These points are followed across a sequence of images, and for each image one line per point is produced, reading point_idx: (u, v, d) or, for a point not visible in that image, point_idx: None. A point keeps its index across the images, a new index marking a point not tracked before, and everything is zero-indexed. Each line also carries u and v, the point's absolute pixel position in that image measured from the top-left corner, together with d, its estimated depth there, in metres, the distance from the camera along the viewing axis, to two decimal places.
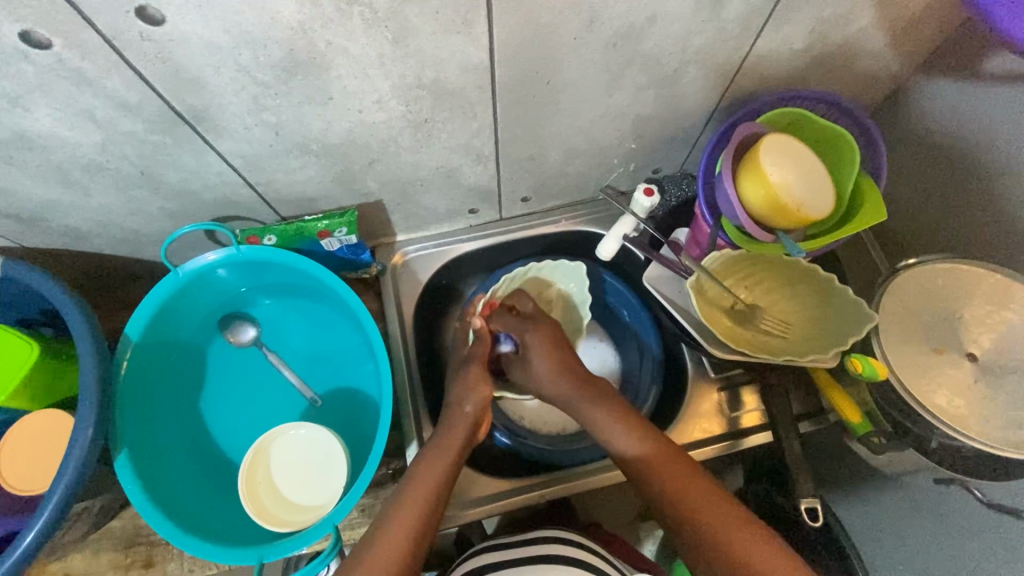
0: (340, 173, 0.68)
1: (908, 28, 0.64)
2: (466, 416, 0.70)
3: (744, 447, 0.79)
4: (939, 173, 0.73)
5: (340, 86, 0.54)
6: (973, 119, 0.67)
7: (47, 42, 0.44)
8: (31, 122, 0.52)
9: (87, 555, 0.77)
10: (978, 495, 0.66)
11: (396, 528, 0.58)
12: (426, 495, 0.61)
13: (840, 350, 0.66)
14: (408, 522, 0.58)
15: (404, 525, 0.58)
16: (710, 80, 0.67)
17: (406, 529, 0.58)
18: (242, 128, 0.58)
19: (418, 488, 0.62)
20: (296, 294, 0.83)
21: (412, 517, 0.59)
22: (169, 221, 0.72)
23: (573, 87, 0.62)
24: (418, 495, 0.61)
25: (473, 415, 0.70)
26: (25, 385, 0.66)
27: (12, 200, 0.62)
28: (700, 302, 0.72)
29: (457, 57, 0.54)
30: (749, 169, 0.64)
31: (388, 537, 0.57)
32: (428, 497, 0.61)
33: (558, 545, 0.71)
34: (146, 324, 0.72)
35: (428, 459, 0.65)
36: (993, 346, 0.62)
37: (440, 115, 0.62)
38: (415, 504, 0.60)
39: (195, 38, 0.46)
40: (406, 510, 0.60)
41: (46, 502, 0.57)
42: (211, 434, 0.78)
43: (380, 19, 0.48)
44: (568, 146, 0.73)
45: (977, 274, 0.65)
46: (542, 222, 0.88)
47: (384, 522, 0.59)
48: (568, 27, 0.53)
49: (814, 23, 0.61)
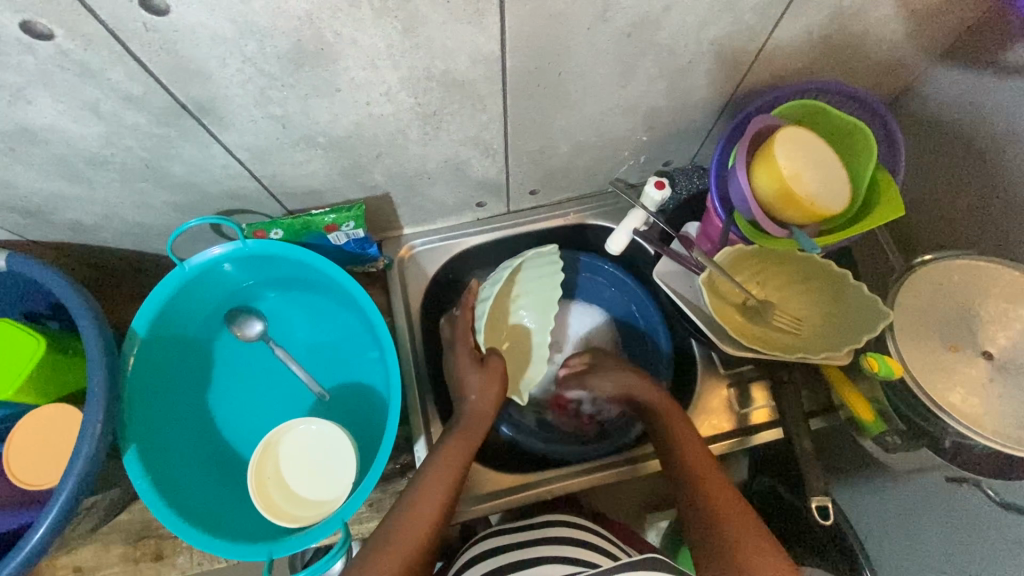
0: (346, 166, 0.67)
1: (929, 19, 0.63)
2: (484, 405, 0.71)
3: (753, 443, 0.79)
4: (956, 166, 0.72)
5: (347, 77, 0.53)
6: (993, 111, 0.65)
7: (49, 33, 0.43)
8: (34, 115, 0.51)
9: (96, 547, 0.77)
10: (990, 494, 0.66)
11: (418, 514, 0.61)
12: (449, 478, 0.65)
13: (853, 347, 0.65)
14: (430, 516, 0.61)
15: (425, 513, 0.61)
16: (723, 72, 0.66)
17: (425, 519, 0.61)
18: (248, 120, 0.57)
19: (440, 478, 0.64)
20: (302, 288, 0.82)
21: (435, 503, 0.63)
22: (174, 214, 0.71)
23: (584, 77, 0.61)
24: (437, 488, 0.64)
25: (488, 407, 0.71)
26: (31, 380, 0.65)
27: (16, 193, 0.61)
28: (710, 297, 0.70)
29: (467, 47, 0.53)
30: (763, 159, 0.63)
31: (405, 531, 0.60)
32: (449, 486, 0.64)
33: (566, 531, 0.71)
34: (152, 319, 0.71)
35: (447, 452, 0.67)
36: (1010, 344, 0.60)
37: (449, 106, 0.61)
38: (439, 493, 0.63)
39: (201, 29, 0.45)
40: (427, 495, 0.63)
41: (56, 495, 0.57)
42: (218, 427, 0.78)
43: (389, 8, 0.46)
44: (578, 138, 0.72)
45: (993, 271, 0.64)
46: (550, 215, 0.87)
47: (401, 512, 0.62)
48: (581, 17, 0.52)
49: (832, 14, 0.59)
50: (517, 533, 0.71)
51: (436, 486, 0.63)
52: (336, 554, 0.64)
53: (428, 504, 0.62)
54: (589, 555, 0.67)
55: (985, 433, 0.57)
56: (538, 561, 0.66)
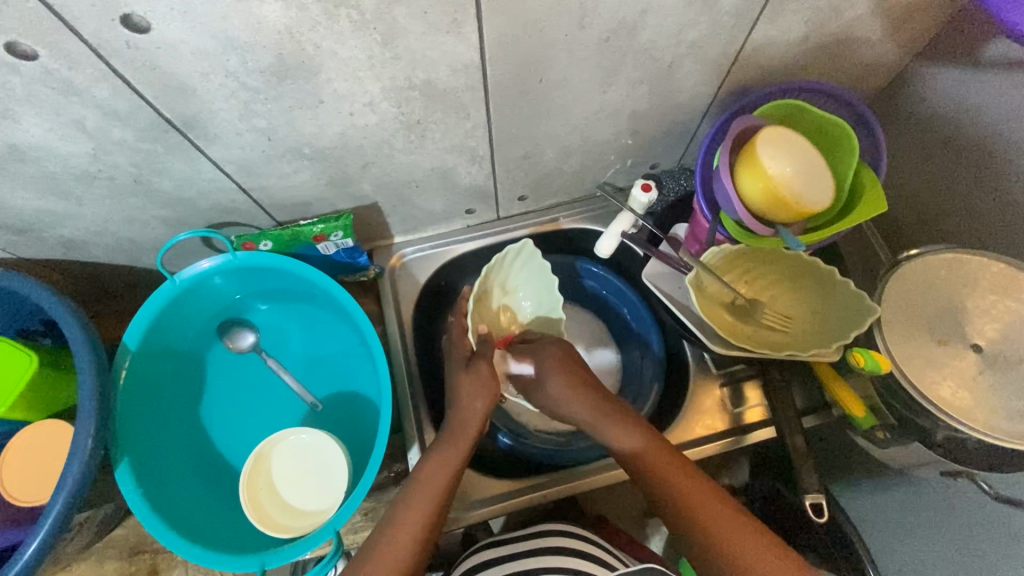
0: (333, 176, 0.67)
1: (908, 16, 0.63)
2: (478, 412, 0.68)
3: (747, 442, 0.78)
4: (939, 162, 0.73)
5: (330, 88, 0.54)
6: (973, 106, 0.66)
7: (32, 53, 0.44)
8: (21, 133, 0.51)
9: (93, 564, 0.78)
10: (985, 488, 0.64)
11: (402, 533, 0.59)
12: (435, 496, 0.62)
13: (842, 343, 0.65)
14: (417, 524, 0.60)
15: (410, 529, 0.59)
16: (706, 74, 0.66)
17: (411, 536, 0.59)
18: (233, 134, 0.57)
19: (421, 500, 0.61)
20: (294, 300, 0.83)
21: (416, 522, 0.60)
22: (165, 229, 0.72)
23: (565, 84, 0.62)
24: (426, 495, 0.62)
25: (484, 412, 0.69)
26: (24, 395, 0.66)
27: (7, 211, 0.62)
28: (699, 297, 0.70)
29: (447, 56, 0.53)
30: (747, 160, 0.63)
31: (399, 535, 0.59)
32: (433, 501, 0.61)
33: (561, 539, 0.70)
34: (144, 332, 0.71)
35: (429, 464, 0.64)
36: (998, 336, 0.61)
37: (432, 115, 0.61)
38: (421, 510, 0.61)
39: (182, 46, 0.46)
40: (410, 515, 0.60)
41: (47, 514, 0.57)
42: (212, 439, 0.78)
43: (368, 21, 0.47)
44: (563, 143, 0.72)
45: (980, 264, 0.64)
46: (540, 221, 0.88)
47: (387, 525, 0.60)
48: (560, 23, 0.53)
49: (809, 14, 0.60)
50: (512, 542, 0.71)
51: (424, 498, 0.61)
52: (329, 561, 0.64)
53: (414, 518, 0.60)
54: (586, 564, 0.67)
55: (979, 426, 0.57)
56: (534, 572, 0.65)
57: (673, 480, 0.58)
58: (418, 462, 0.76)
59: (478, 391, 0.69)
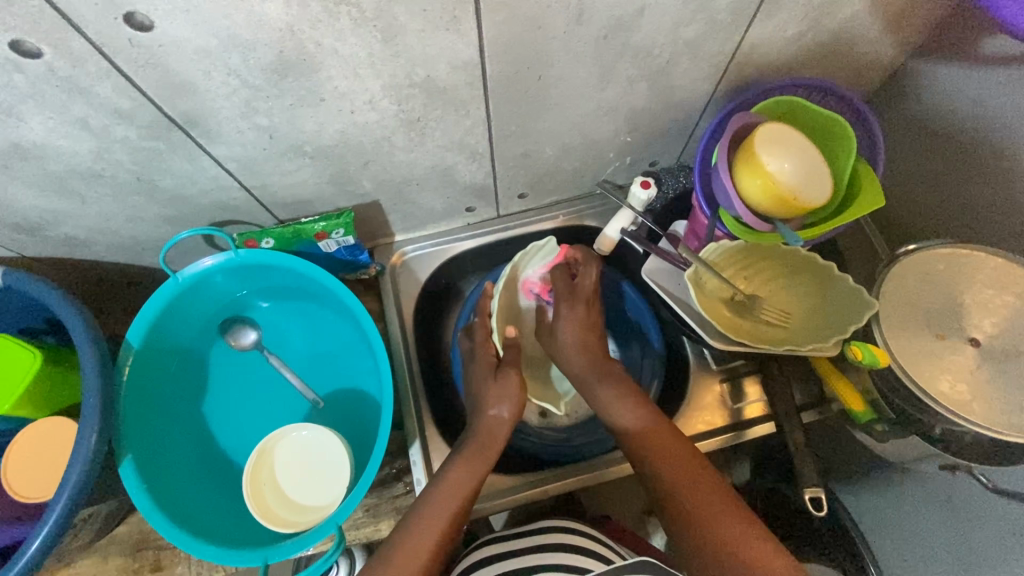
0: (334, 174, 0.68)
1: (904, 13, 0.63)
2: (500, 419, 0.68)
3: (746, 438, 0.80)
4: (936, 158, 0.73)
5: (331, 86, 0.54)
6: (970, 102, 0.66)
7: (37, 51, 0.44)
8: (26, 132, 0.52)
9: (96, 560, 0.79)
10: (983, 481, 0.65)
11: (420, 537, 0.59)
12: (456, 499, 0.62)
13: (840, 338, 0.65)
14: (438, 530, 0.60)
15: (432, 534, 0.59)
16: (704, 71, 0.67)
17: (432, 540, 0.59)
18: (235, 132, 0.58)
19: (443, 506, 0.61)
20: (296, 298, 0.83)
21: (434, 525, 0.60)
22: (167, 227, 0.72)
23: (564, 81, 0.62)
24: (447, 502, 0.62)
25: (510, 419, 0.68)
26: (28, 393, 0.66)
27: (11, 210, 0.62)
28: (699, 293, 0.71)
29: (447, 54, 0.54)
30: (745, 157, 0.63)
31: (420, 539, 0.59)
32: (454, 508, 0.62)
33: (562, 534, 0.71)
34: (147, 330, 0.72)
35: (456, 469, 0.64)
36: (996, 330, 0.61)
37: (433, 113, 0.62)
38: (441, 517, 0.61)
39: (184, 44, 0.46)
40: (430, 521, 0.60)
41: (50, 511, 0.57)
42: (215, 436, 0.79)
43: (368, 18, 0.48)
44: (562, 140, 0.73)
45: (978, 258, 0.64)
46: (540, 218, 0.89)
47: (408, 529, 0.60)
48: (558, 21, 0.53)
49: (805, 12, 0.60)
50: (512, 539, 0.71)
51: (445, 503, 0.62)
52: (330, 556, 0.64)
53: (433, 524, 0.60)
54: (587, 560, 0.67)
55: (978, 420, 0.57)
56: (534, 567, 0.65)
57: (687, 483, 0.57)
58: (421, 459, 0.76)
59: (504, 399, 0.68)
